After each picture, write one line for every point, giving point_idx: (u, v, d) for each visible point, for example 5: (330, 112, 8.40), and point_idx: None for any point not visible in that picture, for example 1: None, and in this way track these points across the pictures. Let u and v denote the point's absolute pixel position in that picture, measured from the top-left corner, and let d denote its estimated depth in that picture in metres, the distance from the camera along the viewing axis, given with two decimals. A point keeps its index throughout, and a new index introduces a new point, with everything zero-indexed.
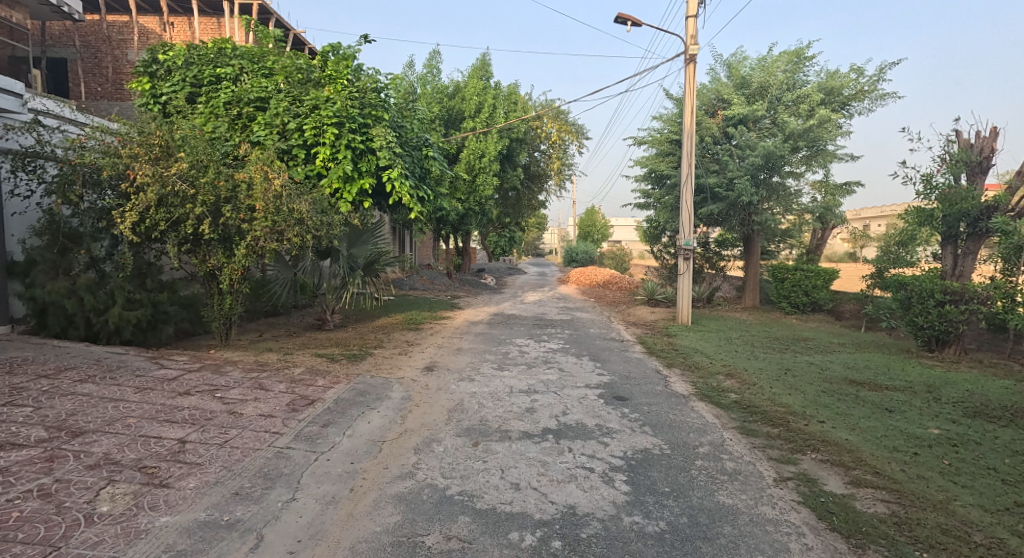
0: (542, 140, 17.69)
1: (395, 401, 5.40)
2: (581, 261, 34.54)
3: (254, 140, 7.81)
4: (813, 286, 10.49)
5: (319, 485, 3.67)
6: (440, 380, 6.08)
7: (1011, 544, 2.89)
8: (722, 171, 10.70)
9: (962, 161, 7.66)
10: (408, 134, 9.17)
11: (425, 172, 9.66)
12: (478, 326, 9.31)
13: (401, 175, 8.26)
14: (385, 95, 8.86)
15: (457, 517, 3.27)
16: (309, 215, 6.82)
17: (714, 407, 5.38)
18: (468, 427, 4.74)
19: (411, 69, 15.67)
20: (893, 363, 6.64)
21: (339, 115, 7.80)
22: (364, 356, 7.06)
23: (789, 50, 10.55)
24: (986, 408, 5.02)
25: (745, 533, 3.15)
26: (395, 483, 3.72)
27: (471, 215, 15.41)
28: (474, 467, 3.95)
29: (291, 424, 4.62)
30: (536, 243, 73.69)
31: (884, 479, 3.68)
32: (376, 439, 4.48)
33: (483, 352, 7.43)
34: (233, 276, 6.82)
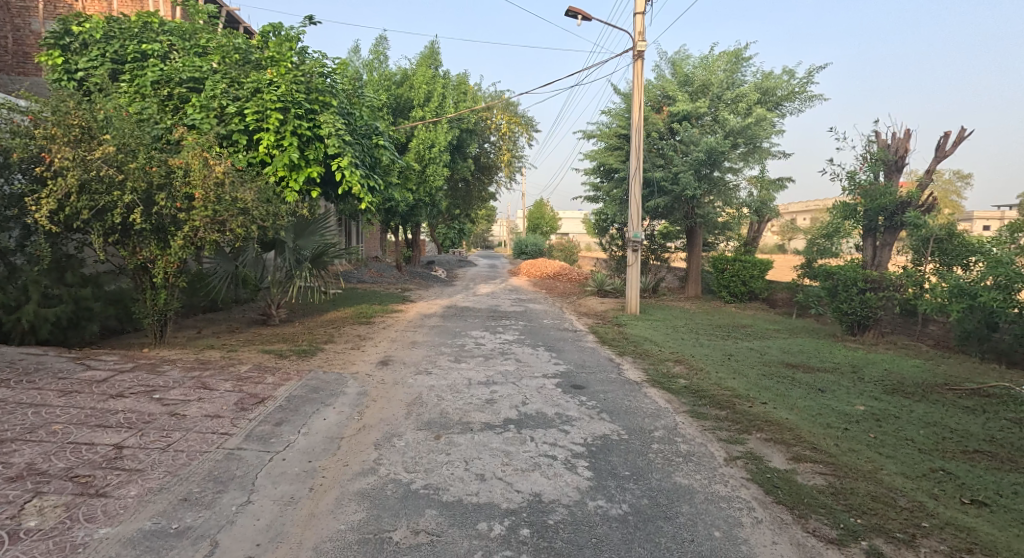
0: (492, 132, 17.72)
1: (351, 397, 5.32)
2: (532, 253, 34.24)
3: (188, 123, 7.34)
4: (750, 276, 11.16)
5: (276, 486, 3.58)
6: (398, 374, 6.04)
7: (931, 506, 3.17)
8: (667, 165, 11.10)
9: (881, 160, 8.35)
10: (357, 122, 8.94)
11: (376, 161, 9.47)
12: (432, 319, 9.27)
13: (351, 164, 8.02)
14: (332, 79, 8.54)
15: (424, 510, 3.30)
16: (254, 205, 6.47)
17: (665, 392, 5.65)
18: (430, 420, 4.74)
19: (356, 54, 15.19)
20: (823, 347, 7.19)
21: (283, 99, 7.44)
22: (315, 351, 6.88)
23: (728, 50, 11.07)
24: (903, 384, 5.53)
25: (702, 510, 3.37)
26: (357, 479, 3.69)
27: (421, 206, 15.16)
28: (438, 460, 3.98)
29: (241, 424, 4.48)
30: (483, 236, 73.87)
31: (822, 454, 4.00)
32: (334, 436, 4.42)
33: (439, 344, 7.43)
34: (169, 270, 6.40)
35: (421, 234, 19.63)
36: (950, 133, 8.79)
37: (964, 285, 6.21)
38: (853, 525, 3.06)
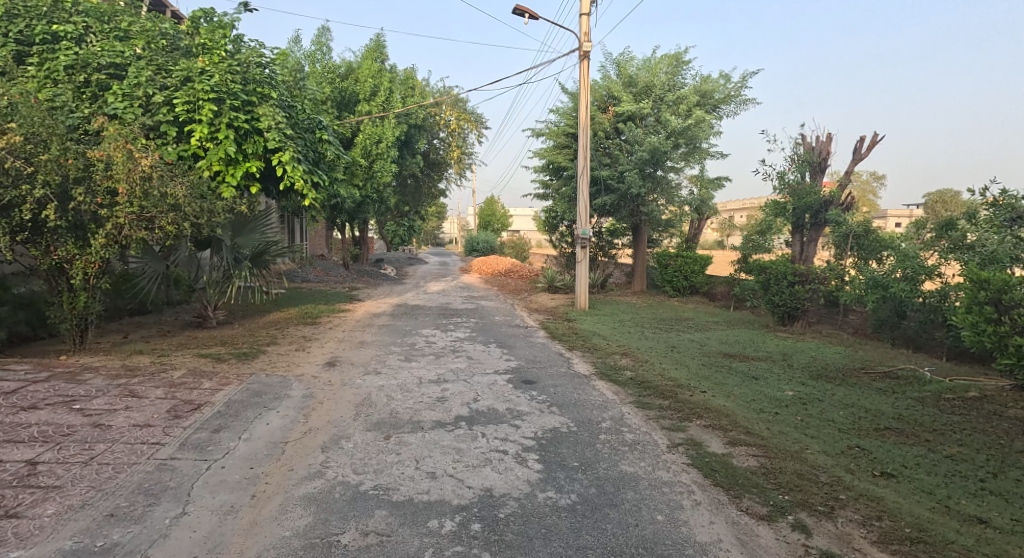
0: (441, 128, 17.69)
1: (296, 400, 5.16)
2: (482, 251, 34.31)
3: (110, 112, 6.84)
4: (692, 271, 11.63)
5: (215, 495, 3.35)
6: (346, 375, 5.96)
7: (848, 480, 3.44)
8: (613, 164, 11.41)
9: (807, 161, 8.89)
10: (299, 115, 8.68)
11: (320, 156, 9.22)
12: (381, 318, 9.18)
13: (293, 159, 7.73)
14: (270, 70, 8.25)
15: (373, 511, 3.23)
16: (186, 201, 6.20)
17: (612, 384, 5.87)
18: (379, 421, 4.67)
19: (297, 44, 14.74)
20: (757, 337, 7.63)
21: (217, 89, 7.11)
22: (256, 354, 6.68)
23: (669, 54, 11.48)
24: (826, 369, 5.96)
25: (646, 496, 3.56)
26: (304, 484, 3.53)
27: (368, 203, 14.89)
28: (389, 460, 3.92)
29: (173, 432, 4.22)
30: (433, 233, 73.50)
31: (755, 437, 4.27)
32: (278, 441, 4.21)
33: (389, 344, 7.37)
34: (89, 270, 6.01)
35: (368, 232, 19.32)
36: (865, 137, 9.49)
37: (878, 277, 6.85)
38: (781, 502, 3.31)
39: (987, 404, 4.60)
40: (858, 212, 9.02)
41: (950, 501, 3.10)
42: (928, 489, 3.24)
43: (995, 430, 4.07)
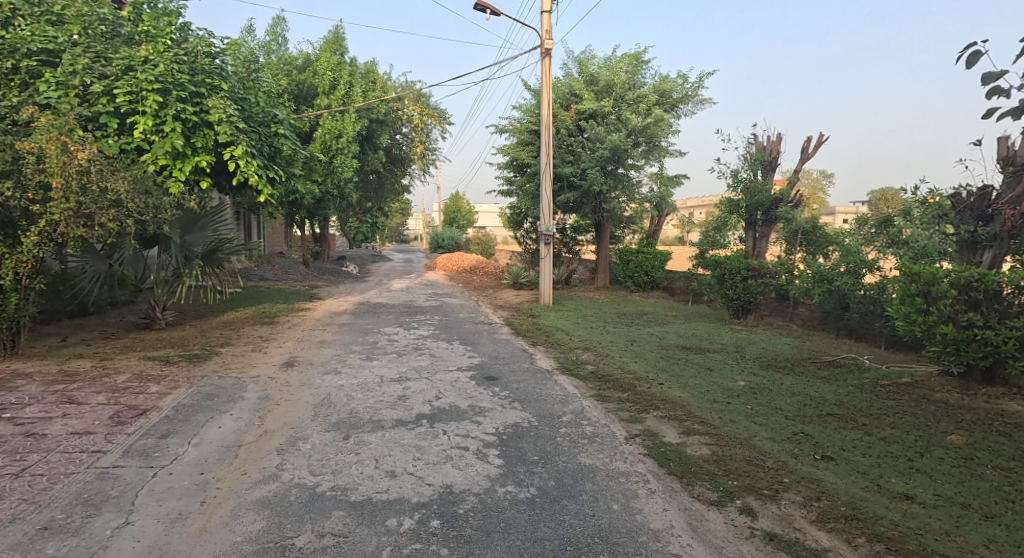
0: (403, 123, 17.53)
1: (251, 402, 5.04)
2: (448, 247, 34.19)
3: (42, 102, 6.22)
4: (652, 266, 11.87)
5: (161, 502, 3.22)
6: (304, 375, 5.87)
7: (792, 464, 3.61)
8: (576, 161, 11.52)
9: (759, 161, 9.19)
10: (253, 108, 8.43)
11: (276, 151, 8.99)
12: (343, 317, 9.07)
13: (246, 153, 7.49)
14: (220, 61, 7.98)
15: (330, 512, 3.21)
16: (129, 196, 5.95)
17: (574, 378, 5.97)
18: (338, 421, 4.63)
19: (251, 34, 14.36)
20: (713, 330, 7.87)
21: (162, 79, 6.82)
22: (209, 356, 6.50)
23: (629, 53, 11.65)
24: (776, 359, 6.21)
25: (603, 487, 3.65)
26: (258, 487, 3.45)
27: (329, 199, 14.61)
28: (347, 461, 3.89)
29: (116, 439, 4.06)
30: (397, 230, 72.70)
31: (708, 426, 4.43)
32: (230, 444, 4.10)
33: (350, 343, 7.29)
34: (22, 270, 5.69)
35: (329, 229, 18.99)
36: (814, 137, 9.87)
37: (823, 271, 7.17)
38: (730, 488, 3.44)
39: (918, 389, 4.89)
40: (806, 209, 9.38)
41: (881, 479, 3.29)
42: (863, 470, 3.43)
43: (923, 412, 4.33)
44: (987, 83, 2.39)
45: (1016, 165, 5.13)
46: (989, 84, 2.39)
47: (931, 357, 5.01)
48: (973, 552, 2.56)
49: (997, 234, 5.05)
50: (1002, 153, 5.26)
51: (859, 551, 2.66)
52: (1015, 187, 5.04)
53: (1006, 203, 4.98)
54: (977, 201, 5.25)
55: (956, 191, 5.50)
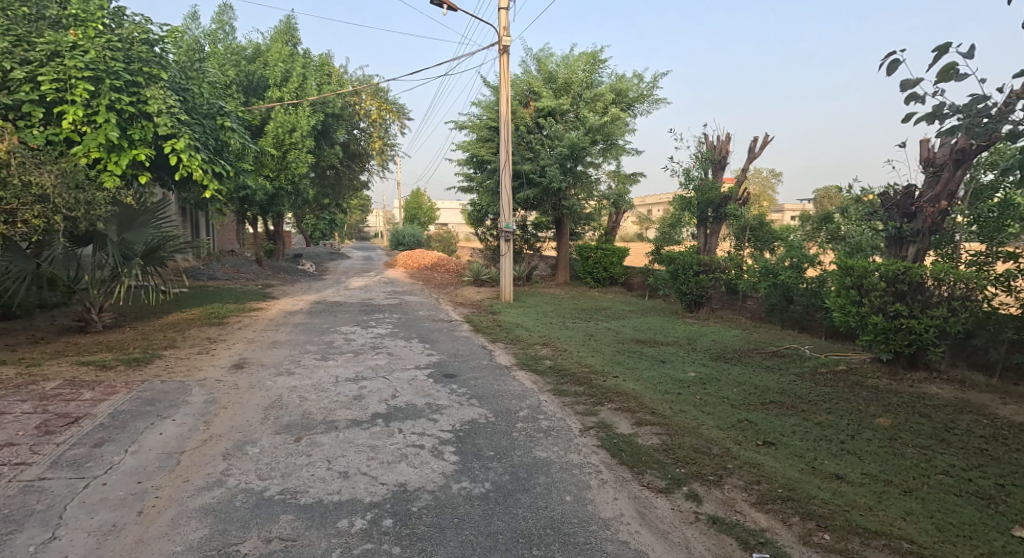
0: (361, 118, 17.37)
1: (196, 407, 4.89)
2: (408, 244, 33.84)
3: None
4: (611, 262, 12.07)
5: (92, 515, 3.08)
6: (253, 378, 5.73)
7: (735, 450, 3.75)
8: (535, 158, 11.58)
9: (709, 159, 9.44)
10: (196, 99, 8.13)
11: (223, 145, 8.71)
12: (297, 316, 8.88)
13: (189, 147, 7.23)
14: (159, 49, 7.64)
15: (278, 516, 3.14)
16: (56, 191, 5.66)
17: (532, 374, 6.03)
18: (289, 423, 4.54)
19: (195, 21, 13.80)
20: (667, 324, 8.06)
21: (93, 67, 6.48)
22: (151, 360, 6.26)
23: (587, 51, 11.77)
24: (725, 351, 6.42)
25: (556, 479, 3.71)
26: (200, 494, 3.35)
27: (284, 196, 14.23)
28: (297, 463, 3.82)
29: (43, 450, 3.87)
30: (357, 227, 71.52)
31: (659, 416, 4.55)
32: (172, 451, 3.97)
33: (304, 343, 7.15)
34: None
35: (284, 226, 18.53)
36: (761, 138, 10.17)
37: (769, 266, 7.44)
38: (677, 475, 3.55)
39: (852, 375, 5.15)
40: (754, 206, 9.70)
41: (816, 462, 3.45)
42: (800, 453, 3.59)
43: (856, 397, 4.57)
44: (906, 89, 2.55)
45: (935, 166, 5.47)
46: (909, 91, 2.55)
47: (864, 345, 5.29)
48: (892, 525, 2.73)
49: (920, 230, 5.41)
50: (924, 155, 5.59)
51: (792, 529, 2.80)
52: (934, 187, 5.38)
53: (927, 202, 5.31)
54: (903, 199, 5.61)
55: (885, 190, 5.86)
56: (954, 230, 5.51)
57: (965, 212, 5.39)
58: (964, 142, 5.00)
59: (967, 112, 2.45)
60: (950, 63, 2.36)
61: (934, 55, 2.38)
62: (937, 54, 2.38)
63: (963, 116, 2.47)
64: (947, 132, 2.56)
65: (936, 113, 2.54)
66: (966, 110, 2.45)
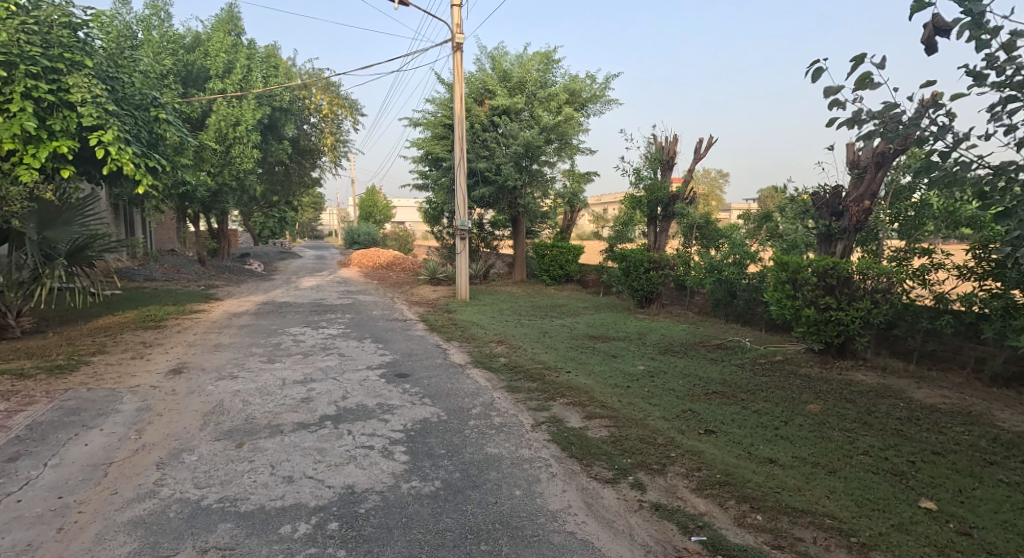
0: (312, 112, 17.10)
1: (127, 415, 4.66)
2: (363, 243, 33.20)
3: None
4: (566, 260, 12.20)
5: (6, 534, 2.90)
6: (193, 383, 5.51)
7: (678, 439, 3.86)
8: (490, 157, 11.60)
9: (658, 160, 9.65)
10: (126, 89, 7.72)
11: (158, 138, 8.30)
12: (243, 318, 8.60)
13: (118, 139, 6.87)
14: (83, 34, 7.20)
15: (216, 525, 3.03)
16: None
17: (486, 371, 6.03)
18: (230, 429, 4.39)
19: (127, 7, 13.10)
20: (620, 319, 8.21)
21: (6, 52, 6.05)
22: (78, 367, 5.92)
23: (540, 51, 11.87)
24: (672, 344, 6.58)
25: (507, 474, 3.71)
26: (130, 507, 3.20)
27: (228, 192, 13.71)
28: (238, 470, 3.70)
29: None
30: (310, 226, 69.69)
31: (608, 409, 4.63)
32: (99, 462, 3.77)
33: (249, 345, 6.94)
34: None
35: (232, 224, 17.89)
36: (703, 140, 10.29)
37: (713, 262, 7.74)
38: (623, 465, 3.63)
39: (787, 365, 5.40)
40: (700, 204, 10.00)
41: (752, 447, 3.60)
42: (737, 440, 3.73)
43: (791, 386, 4.78)
44: (828, 96, 2.65)
45: (860, 168, 5.72)
46: (830, 98, 2.65)
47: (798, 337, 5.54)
48: (818, 503, 2.87)
49: (846, 228, 5.67)
50: (850, 157, 5.86)
51: (729, 512, 2.91)
52: (859, 187, 5.65)
53: (852, 201, 5.58)
54: (832, 198, 5.84)
55: (816, 190, 6.07)
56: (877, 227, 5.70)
57: (888, 211, 5.57)
58: (883, 145, 5.36)
59: (882, 119, 2.57)
60: (867, 72, 2.47)
61: (852, 64, 2.48)
62: (855, 64, 2.47)
63: (879, 123, 2.60)
64: (865, 137, 2.68)
65: (855, 120, 2.66)
66: (881, 116, 2.57)
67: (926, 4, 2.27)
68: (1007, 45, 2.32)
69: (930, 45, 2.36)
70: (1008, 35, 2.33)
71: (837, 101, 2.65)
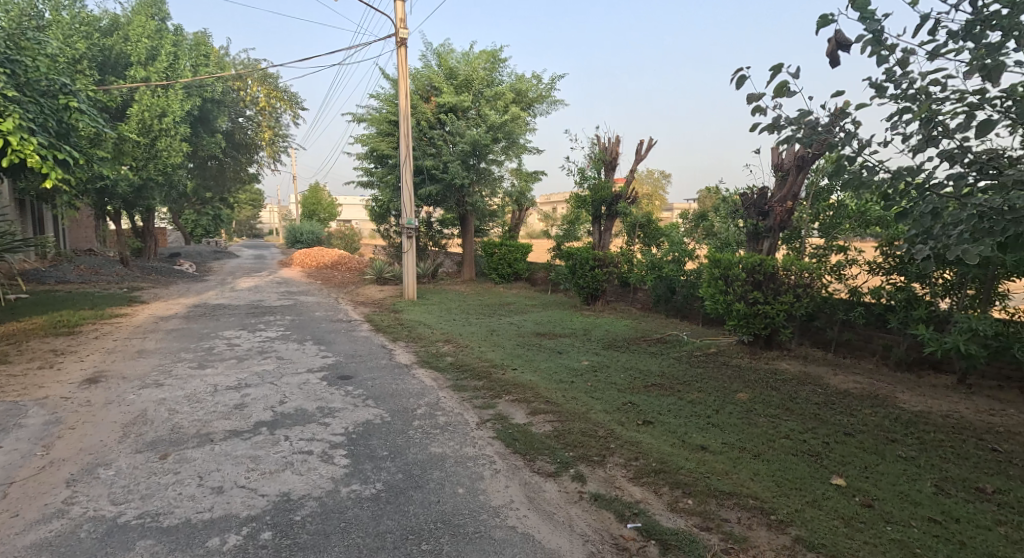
0: (247, 105, 16.61)
1: (35, 429, 4.33)
2: (306, 242, 32.18)
3: None
4: (515, 258, 12.25)
5: None
6: (113, 392, 5.19)
7: (618, 431, 3.95)
8: (438, 154, 11.51)
9: (602, 160, 9.83)
10: (31, 74, 7.13)
11: (70, 129, 7.72)
12: (171, 322, 8.16)
13: (20, 128, 6.33)
14: None
15: (135, 543, 2.87)
16: None
17: (432, 371, 5.98)
18: (154, 440, 4.16)
19: None
20: (567, 316, 8.32)
21: None
22: None
23: (486, 49, 11.94)
24: (616, 340, 6.73)
25: (450, 473, 3.69)
26: (35, 529, 2.98)
27: (155, 188, 12.95)
28: (162, 483, 3.51)
29: None
30: (249, 224, 66.96)
31: (552, 404, 4.69)
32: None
33: (178, 351, 6.60)
34: None
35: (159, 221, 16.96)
36: (644, 144, 10.28)
37: (655, 260, 8.02)
38: (565, 458, 3.68)
39: (720, 356, 5.64)
40: (643, 204, 10.30)
41: (686, 436, 3.73)
42: (673, 429, 3.86)
43: (724, 376, 4.99)
44: (750, 103, 2.78)
45: (783, 170, 6.00)
46: (752, 104, 2.80)
47: (729, 329, 5.78)
48: (743, 485, 3.01)
49: (771, 227, 5.94)
50: (775, 160, 6.13)
51: (662, 498, 3.00)
52: (782, 188, 5.95)
53: (777, 202, 5.85)
54: (758, 198, 6.11)
55: (745, 192, 6.32)
56: (800, 227, 6.00)
57: (808, 212, 5.92)
58: (804, 149, 5.62)
59: (798, 124, 2.73)
60: (783, 81, 2.62)
61: (770, 74, 2.62)
62: (773, 72, 2.63)
63: (795, 128, 2.76)
64: (784, 142, 2.84)
65: (774, 125, 2.81)
66: (798, 123, 2.73)
67: (830, 19, 2.47)
68: (901, 61, 2.55)
69: (834, 58, 2.55)
70: (901, 53, 2.57)
71: (759, 107, 2.80)
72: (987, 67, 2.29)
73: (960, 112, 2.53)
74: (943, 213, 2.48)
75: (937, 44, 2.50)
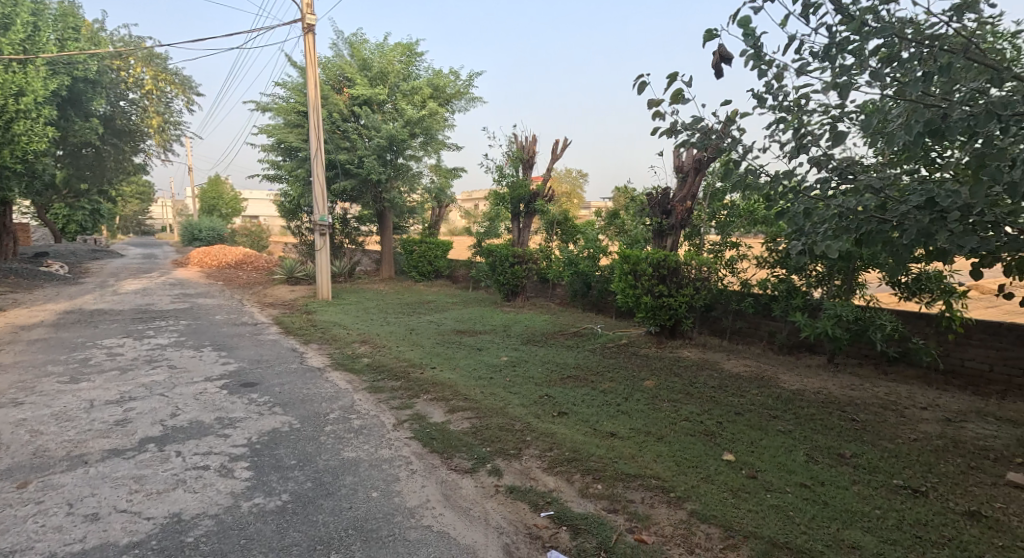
0: (131, 87, 15.17)
1: None
2: (206, 239, 29.93)
3: None
4: (435, 256, 12.09)
5: None
6: None
7: (534, 423, 3.97)
8: (352, 149, 11.07)
9: (519, 158, 9.93)
10: None
11: None
12: (37, 332, 7.25)
13: None
14: None
15: None
16: None
17: (347, 373, 5.74)
18: (12, 467, 3.66)
19: None
20: (486, 313, 8.31)
21: None
22: None
23: (402, 42, 11.67)
24: (534, 335, 6.79)
25: (364, 477, 3.53)
26: None
27: (12, 177, 11.43)
28: (20, 515, 3.09)
29: None
30: (139, 220, 61.24)
31: (471, 401, 4.63)
32: None
33: (45, 364, 5.87)
34: None
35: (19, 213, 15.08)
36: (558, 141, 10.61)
37: (572, 256, 8.20)
38: (482, 453, 3.64)
39: (630, 347, 5.84)
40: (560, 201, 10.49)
41: (597, 423, 3.82)
42: (585, 418, 3.94)
43: (636, 365, 5.17)
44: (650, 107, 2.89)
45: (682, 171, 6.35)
46: (651, 109, 2.91)
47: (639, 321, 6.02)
48: (647, 467, 3.12)
49: (674, 224, 6.23)
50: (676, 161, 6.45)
51: (574, 485, 3.05)
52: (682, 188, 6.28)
53: (678, 201, 6.17)
54: (661, 197, 6.35)
55: (649, 191, 6.61)
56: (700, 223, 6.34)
57: (705, 210, 6.27)
58: (700, 151, 5.99)
59: (692, 129, 2.87)
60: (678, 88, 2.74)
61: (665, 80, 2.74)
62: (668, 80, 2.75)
63: (691, 133, 2.89)
64: (681, 146, 2.97)
65: (672, 129, 2.93)
66: (692, 128, 2.86)
67: (714, 34, 2.60)
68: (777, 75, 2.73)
69: (718, 69, 2.69)
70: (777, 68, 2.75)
71: (658, 112, 2.91)
72: (841, 85, 2.50)
73: (825, 124, 2.75)
74: (813, 211, 2.68)
75: (804, 61, 2.71)
